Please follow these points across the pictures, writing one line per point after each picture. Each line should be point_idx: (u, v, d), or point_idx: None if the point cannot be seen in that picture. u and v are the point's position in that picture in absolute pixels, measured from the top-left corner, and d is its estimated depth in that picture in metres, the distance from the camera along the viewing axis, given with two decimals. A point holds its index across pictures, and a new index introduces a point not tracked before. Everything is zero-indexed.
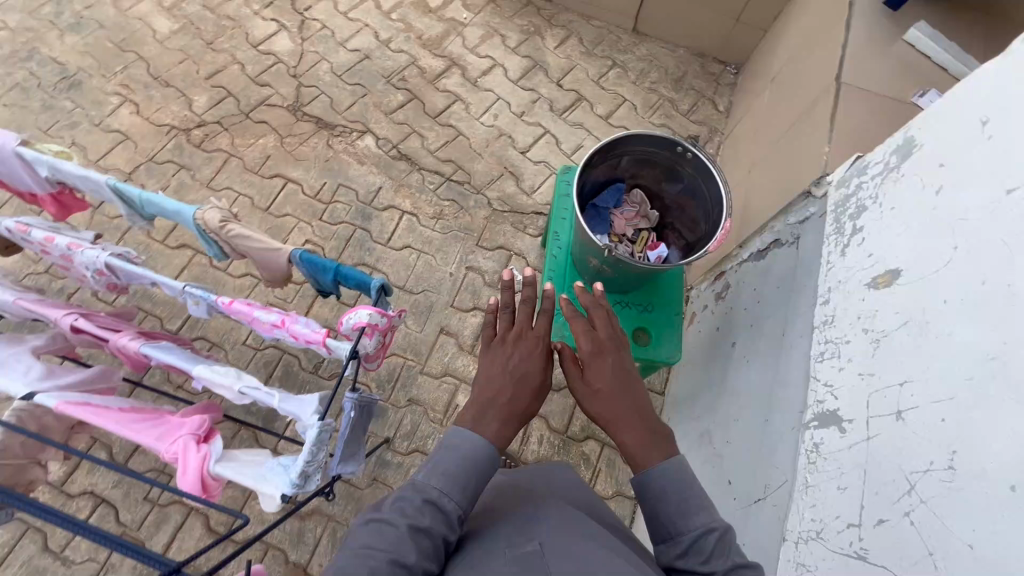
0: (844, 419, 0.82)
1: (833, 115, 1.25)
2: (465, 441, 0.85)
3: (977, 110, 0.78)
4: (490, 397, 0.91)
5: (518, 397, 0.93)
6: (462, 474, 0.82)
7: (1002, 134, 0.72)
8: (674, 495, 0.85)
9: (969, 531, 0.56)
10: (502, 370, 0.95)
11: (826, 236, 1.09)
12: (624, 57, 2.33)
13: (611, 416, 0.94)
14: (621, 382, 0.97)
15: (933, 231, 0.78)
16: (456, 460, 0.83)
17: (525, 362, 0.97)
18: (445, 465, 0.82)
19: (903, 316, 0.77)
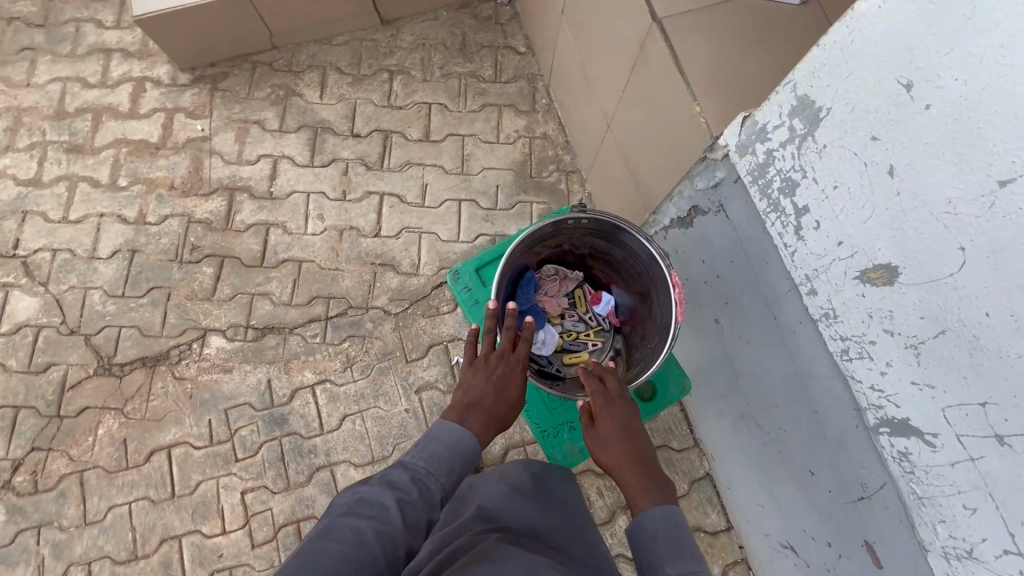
0: (923, 431, 0.75)
1: (677, 62, 1.07)
2: (451, 432, 0.93)
3: (885, 68, 0.62)
4: (468, 402, 0.99)
5: (497, 407, 1.01)
6: (444, 458, 0.89)
7: (941, 103, 0.58)
8: (656, 538, 0.82)
9: None
10: (484, 381, 1.02)
11: (759, 209, 0.96)
12: (395, 59, 1.97)
13: (613, 459, 0.94)
14: (627, 428, 0.97)
15: (913, 222, 0.65)
16: (444, 441, 0.91)
17: (501, 371, 1.04)
18: (433, 437, 0.92)
19: (934, 323, 0.67)
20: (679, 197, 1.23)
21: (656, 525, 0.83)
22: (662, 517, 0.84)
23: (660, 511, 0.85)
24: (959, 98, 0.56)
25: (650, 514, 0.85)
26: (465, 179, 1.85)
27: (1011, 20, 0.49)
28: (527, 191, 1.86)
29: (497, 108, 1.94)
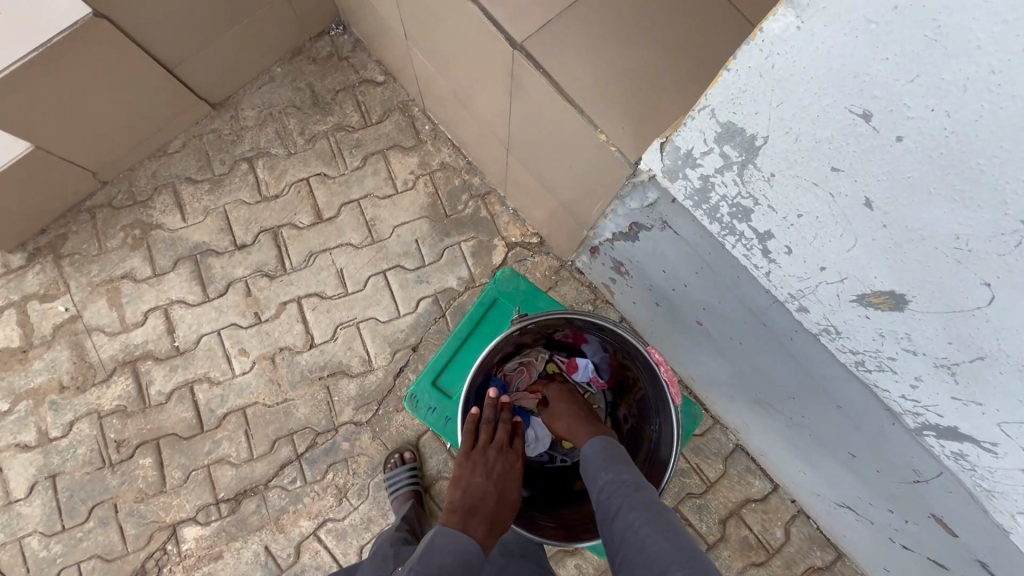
0: (978, 438, 0.66)
1: (559, 90, 0.89)
2: (457, 535, 0.79)
3: (828, 97, 0.48)
4: (469, 501, 0.86)
5: (500, 511, 0.87)
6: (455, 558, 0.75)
7: (919, 136, 0.44)
8: (601, 477, 0.88)
9: None
10: (483, 477, 0.91)
11: (712, 230, 0.82)
12: (247, 143, 1.70)
13: (563, 424, 1.02)
14: (575, 401, 1.06)
15: (913, 256, 0.53)
16: (452, 544, 0.77)
17: (500, 467, 0.94)
18: (437, 548, 0.76)
19: (968, 349, 0.57)
20: (614, 215, 1.08)
21: (600, 464, 0.90)
22: (600, 450, 0.92)
23: (601, 449, 0.93)
24: (941, 128, 0.42)
25: (594, 454, 0.92)
26: (379, 247, 1.65)
27: (1001, 43, 0.35)
28: (449, 233, 1.66)
29: (380, 155, 1.71)
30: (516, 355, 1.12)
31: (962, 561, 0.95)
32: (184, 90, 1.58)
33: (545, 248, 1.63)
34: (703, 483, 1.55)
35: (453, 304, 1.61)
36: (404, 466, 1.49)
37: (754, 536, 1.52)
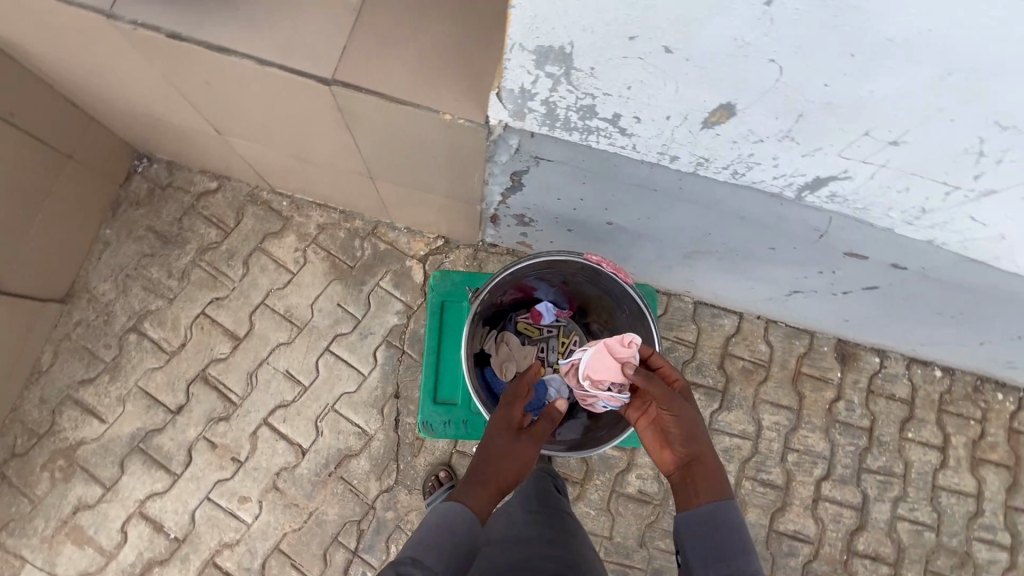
0: (836, 175, 0.83)
1: (387, 99, 0.95)
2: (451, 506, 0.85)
3: None
4: (481, 471, 0.90)
5: (499, 466, 0.91)
6: (454, 532, 0.81)
7: None
8: (701, 542, 0.82)
9: None
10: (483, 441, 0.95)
11: (575, 139, 0.93)
12: (122, 315, 1.60)
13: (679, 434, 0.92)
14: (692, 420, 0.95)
15: (717, 69, 0.66)
16: (456, 520, 0.82)
17: (497, 424, 0.96)
18: (446, 524, 0.82)
19: (791, 113, 0.71)
20: (493, 177, 1.17)
21: (707, 526, 0.83)
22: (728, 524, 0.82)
23: (717, 512, 0.84)
24: None
25: (702, 512, 0.84)
26: (309, 330, 1.62)
27: None
28: (365, 279, 1.66)
29: (259, 251, 1.67)
30: (491, 334, 1.20)
31: (883, 275, 1.16)
32: (23, 302, 1.45)
33: (454, 243, 1.69)
34: (689, 347, 1.72)
35: (407, 336, 1.63)
36: (443, 486, 1.49)
37: (749, 362, 1.73)
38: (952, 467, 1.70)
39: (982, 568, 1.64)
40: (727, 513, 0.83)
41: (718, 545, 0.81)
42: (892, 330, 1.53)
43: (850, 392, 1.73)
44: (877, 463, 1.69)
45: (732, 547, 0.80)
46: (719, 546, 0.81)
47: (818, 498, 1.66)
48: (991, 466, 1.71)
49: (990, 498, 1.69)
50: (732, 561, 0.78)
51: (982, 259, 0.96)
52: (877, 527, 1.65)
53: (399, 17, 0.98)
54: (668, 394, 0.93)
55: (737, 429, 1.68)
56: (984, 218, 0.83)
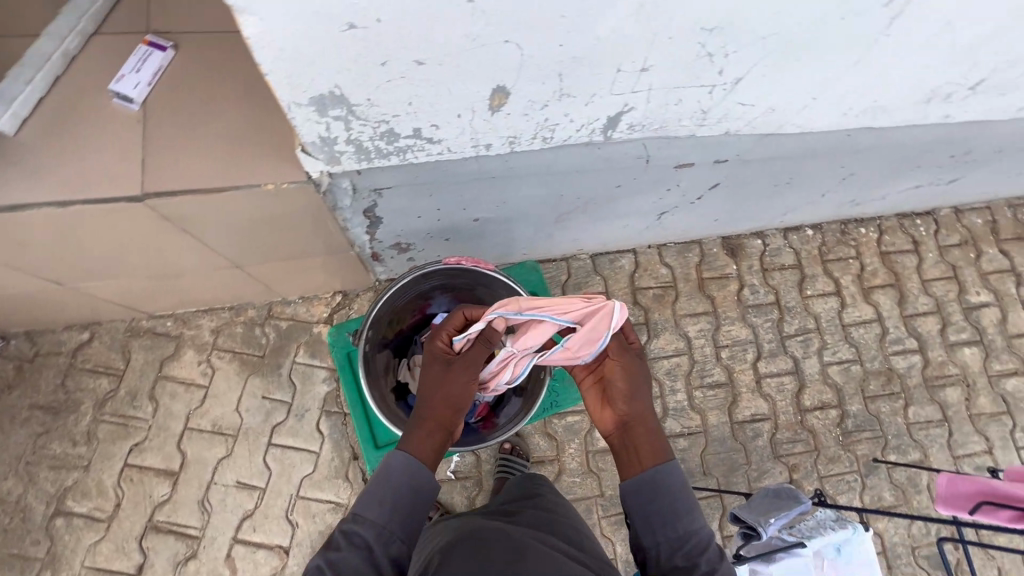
0: (620, 110, 0.93)
1: (206, 192, 0.96)
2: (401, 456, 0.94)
3: (329, 28, 0.65)
4: (427, 416, 0.97)
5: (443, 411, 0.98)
6: (406, 497, 0.90)
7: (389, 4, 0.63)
8: (644, 505, 0.93)
9: (768, 13, 0.76)
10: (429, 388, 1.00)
11: (397, 162, 0.98)
12: (40, 503, 1.49)
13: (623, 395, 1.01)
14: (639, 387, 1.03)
15: (471, 62, 0.74)
16: (404, 470, 0.92)
17: (442, 371, 1.01)
18: (394, 472, 0.91)
19: (553, 76, 0.80)
20: (349, 222, 1.19)
21: (649, 489, 0.93)
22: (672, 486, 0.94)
23: (657, 477, 0.94)
24: None
25: (642, 476, 0.94)
26: (245, 432, 1.58)
27: None
28: (280, 362, 1.64)
29: (161, 380, 1.60)
30: (403, 362, 1.17)
31: (715, 172, 1.30)
32: None
33: (353, 293, 1.70)
34: (603, 296, 1.83)
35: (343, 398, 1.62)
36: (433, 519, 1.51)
37: (657, 287, 1.86)
38: (850, 304, 1.93)
39: (906, 375, 1.87)
40: (666, 479, 0.94)
41: (659, 510, 0.92)
42: (754, 212, 1.71)
43: (749, 276, 1.91)
44: (793, 326, 1.88)
45: (672, 509, 0.92)
46: (662, 511, 0.92)
47: (759, 377, 1.82)
48: (879, 290, 1.95)
49: (888, 316, 1.93)
50: (677, 525, 0.91)
51: (771, 131, 1.11)
52: (814, 379, 1.84)
53: (187, 113, 1.00)
54: (623, 351, 1.03)
55: (670, 349, 1.81)
56: (749, 100, 0.97)
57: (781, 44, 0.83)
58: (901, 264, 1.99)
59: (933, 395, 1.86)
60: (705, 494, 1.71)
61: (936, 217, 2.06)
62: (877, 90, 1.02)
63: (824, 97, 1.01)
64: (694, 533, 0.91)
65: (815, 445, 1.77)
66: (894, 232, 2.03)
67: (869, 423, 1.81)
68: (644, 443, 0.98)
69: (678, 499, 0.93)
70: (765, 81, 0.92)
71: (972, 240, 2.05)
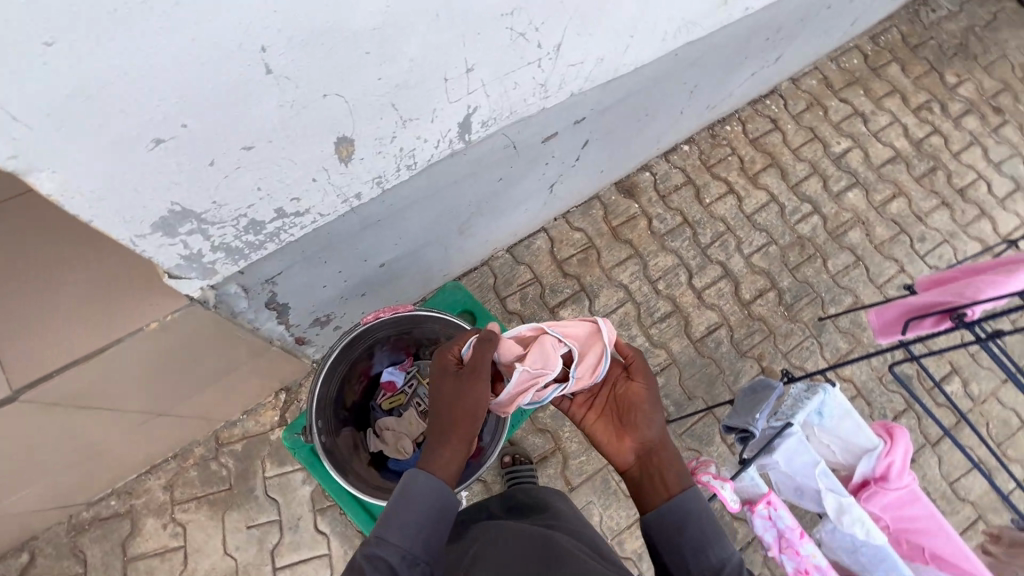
0: (467, 112, 0.94)
1: (87, 358, 0.88)
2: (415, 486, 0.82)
3: (136, 150, 0.60)
4: (447, 429, 0.85)
5: (464, 431, 0.87)
6: (428, 522, 0.81)
7: (188, 103, 0.59)
8: (672, 538, 0.83)
9: None
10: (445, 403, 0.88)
11: (276, 248, 0.93)
12: None
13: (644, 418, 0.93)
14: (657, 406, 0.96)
15: (301, 126, 0.72)
16: (424, 492, 0.82)
17: (460, 386, 0.89)
18: (413, 494, 0.81)
19: (388, 108, 0.79)
20: (257, 322, 1.13)
21: (676, 521, 0.83)
22: (700, 510, 0.85)
23: (679, 505, 0.85)
24: (181, 92, 0.58)
25: (668, 507, 0.84)
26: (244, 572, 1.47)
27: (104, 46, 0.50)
28: (250, 486, 1.53)
29: (131, 563, 1.45)
30: (369, 434, 1.10)
31: (579, 130, 1.35)
32: None
33: (296, 385, 1.62)
34: (534, 281, 1.85)
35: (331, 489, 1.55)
36: None
37: (579, 252, 1.91)
38: (745, 195, 2.08)
39: (814, 236, 2.05)
40: (693, 508, 0.85)
41: (685, 540, 0.82)
42: (631, 151, 1.79)
43: (653, 208, 2.01)
44: (707, 236, 1.99)
45: (702, 539, 0.82)
46: (693, 544, 0.82)
47: (699, 292, 1.92)
48: (762, 173, 2.12)
49: (779, 192, 2.10)
50: (709, 556, 0.81)
51: (610, 77, 1.16)
52: (744, 274, 1.96)
53: (31, 289, 0.91)
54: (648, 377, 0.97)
55: (613, 303, 1.87)
56: (576, 59, 1.01)
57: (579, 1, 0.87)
58: (770, 144, 2.17)
59: (842, 243, 2.05)
60: (698, 416, 1.79)
61: (780, 93, 2.26)
62: (679, 9, 1.10)
63: (639, 32, 1.07)
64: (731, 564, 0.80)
65: (769, 329, 1.90)
66: (753, 120, 2.21)
67: (803, 290, 1.97)
68: (665, 470, 0.88)
69: (709, 528, 0.83)
70: (582, 37, 0.96)
71: (816, 101, 2.27)
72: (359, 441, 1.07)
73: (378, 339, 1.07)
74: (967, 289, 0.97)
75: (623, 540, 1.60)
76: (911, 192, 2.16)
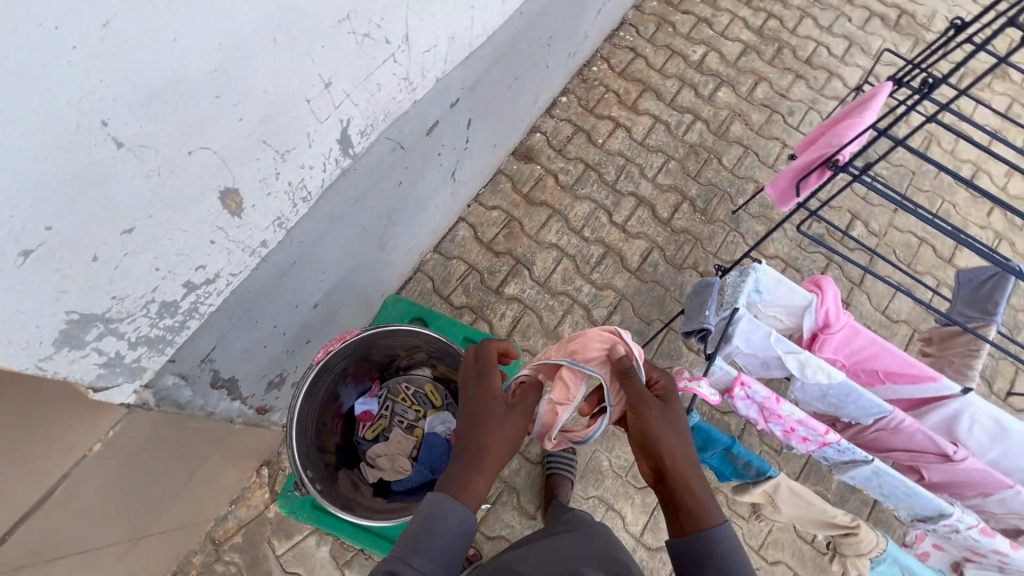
0: (342, 127, 0.93)
1: (39, 504, 0.82)
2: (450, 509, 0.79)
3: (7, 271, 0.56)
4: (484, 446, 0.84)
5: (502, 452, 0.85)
6: (446, 547, 0.78)
7: (47, 205, 0.56)
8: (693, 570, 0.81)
9: None
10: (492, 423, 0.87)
11: (201, 322, 0.90)
12: None
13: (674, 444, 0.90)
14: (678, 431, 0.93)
15: (178, 192, 0.69)
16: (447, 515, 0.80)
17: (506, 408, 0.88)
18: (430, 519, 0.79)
19: (261, 147, 0.77)
20: (209, 404, 1.09)
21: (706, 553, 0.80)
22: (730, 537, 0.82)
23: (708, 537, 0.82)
24: (33, 195, 0.54)
25: (689, 539, 0.82)
26: None
27: None
28: (266, 570, 1.47)
29: None
30: (363, 468, 1.07)
31: (458, 112, 1.37)
32: None
33: (274, 455, 1.56)
34: (470, 270, 1.87)
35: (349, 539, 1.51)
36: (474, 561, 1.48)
37: (502, 229, 1.94)
38: (632, 125, 2.18)
39: (703, 141, 2.19)
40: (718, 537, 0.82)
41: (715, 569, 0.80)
42: (514, 118, 1.83)
43: (554, 165, 2.07)
44: (612, 173, 2.08)
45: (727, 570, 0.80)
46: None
47: (623, 226, 2.01)
48: (639, 101, 2.23)
49: (660, 113, 2.22)
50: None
51: (467, 52, 1.18)
52: (656, 195, 2.07)
53: None
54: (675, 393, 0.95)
55: (551, 263, 1.92)
56: (429, 43, 1.02)
57: None
58: (637, 72, 2.29)
59: (728, 139, 2.20)
60: (661, 336, 1.89)
61: (629, 23, 2.38)
62: None
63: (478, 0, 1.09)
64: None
65: (694, 237, 2.02)
66: (615, 55, 2.31)
67: (710, 192, 2.10)
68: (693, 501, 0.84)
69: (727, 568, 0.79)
70: (426, 21, 0.97)
71: (663, 20, 2.41)
72: (355, 480, 1.04)
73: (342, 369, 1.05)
74: (833, 136, 1.09)
75: (636, 472, 1.67)
76: (769, 75, 2.36)
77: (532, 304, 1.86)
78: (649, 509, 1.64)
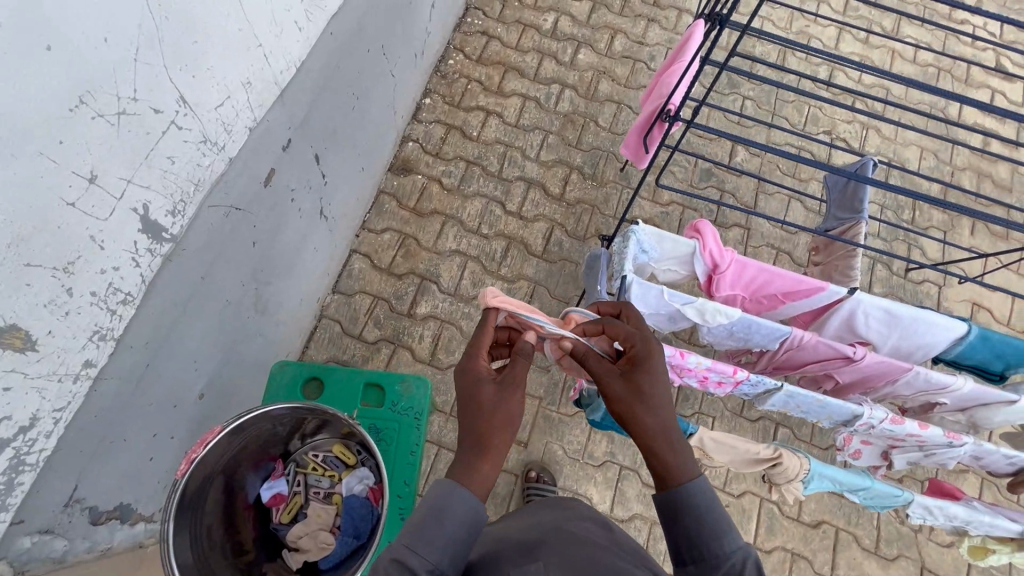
0: (138, 215, 0.83)
1: None
2: (461, 506, 0.75)
3: None
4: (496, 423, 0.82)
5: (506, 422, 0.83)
6: (458, 535, 0.74)
7: None
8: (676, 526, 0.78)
9: (102, 41, 0.70)
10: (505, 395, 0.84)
11: (39, 472, 0.80)
12: None
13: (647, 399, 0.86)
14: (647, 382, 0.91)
15: None
16: (461, 502, 0.75)
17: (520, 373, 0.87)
18: (443, 507, 0.75)
19: (25, 272, 0.68)
20: (99, 542, 0.98)
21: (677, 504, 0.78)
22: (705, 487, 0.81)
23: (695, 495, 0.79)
24: None
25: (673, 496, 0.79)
26: None
27: None
28: None
29: None
30: (285, 557, 1.00)
31: (297, 151, 1.28)
32: None
33: None
34: (378, 301, 1.79)
35: None
36: None
37: (399, 250, 1.87)
38: (502, 110, 2.14)
39: (576, 108, 2.17)
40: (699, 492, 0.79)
41: (693, 524, 0.77)
42: (374, 136, 1.76)
43: (436, 171, 2.01)
44: (495, 164, 2.04)
45: (708, 527, 0.76)
46: (699, 533, 0.76)
47: (519, 213, 1.97)
48: (504, 83, 2.19)
49: (527, 90, 2.19)
50: (718, 544, 0.74)
51: (276, 92, 1.09)
52: (544, 174, 2.05)
53: None
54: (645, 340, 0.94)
55: (457, 270, 1.87)
56: (219, 97, 0.93)
57: (158, 47, 0.78)
58: (494, 55, 2.24)
59: (600, 100, 2.20)
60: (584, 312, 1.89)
61: (473, 6, 2.32)
62: None
63: (263, 35, 1.00)
64: (734, 548, 0.74)
65: (590, 204, 2.01)
66: (468, 43, 2.25)
67: (595, 155, 2.10)
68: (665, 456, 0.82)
69: (716, 519, 0.76)
70: (202, 76, 0.88)
71: None
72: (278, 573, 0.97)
73: (248, 444, 0.98)
74: (661, 85, 1.09)
75: (590, 451, 1.67)
76: (622, 27, 2.36)
77: (449, 315, 1.80)
78: (613, 483, 1.65)
